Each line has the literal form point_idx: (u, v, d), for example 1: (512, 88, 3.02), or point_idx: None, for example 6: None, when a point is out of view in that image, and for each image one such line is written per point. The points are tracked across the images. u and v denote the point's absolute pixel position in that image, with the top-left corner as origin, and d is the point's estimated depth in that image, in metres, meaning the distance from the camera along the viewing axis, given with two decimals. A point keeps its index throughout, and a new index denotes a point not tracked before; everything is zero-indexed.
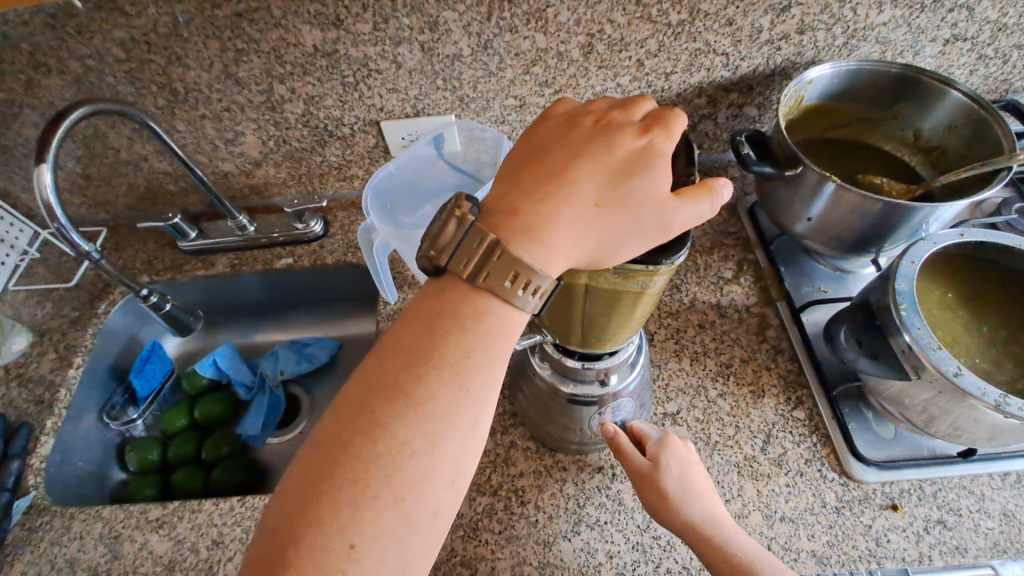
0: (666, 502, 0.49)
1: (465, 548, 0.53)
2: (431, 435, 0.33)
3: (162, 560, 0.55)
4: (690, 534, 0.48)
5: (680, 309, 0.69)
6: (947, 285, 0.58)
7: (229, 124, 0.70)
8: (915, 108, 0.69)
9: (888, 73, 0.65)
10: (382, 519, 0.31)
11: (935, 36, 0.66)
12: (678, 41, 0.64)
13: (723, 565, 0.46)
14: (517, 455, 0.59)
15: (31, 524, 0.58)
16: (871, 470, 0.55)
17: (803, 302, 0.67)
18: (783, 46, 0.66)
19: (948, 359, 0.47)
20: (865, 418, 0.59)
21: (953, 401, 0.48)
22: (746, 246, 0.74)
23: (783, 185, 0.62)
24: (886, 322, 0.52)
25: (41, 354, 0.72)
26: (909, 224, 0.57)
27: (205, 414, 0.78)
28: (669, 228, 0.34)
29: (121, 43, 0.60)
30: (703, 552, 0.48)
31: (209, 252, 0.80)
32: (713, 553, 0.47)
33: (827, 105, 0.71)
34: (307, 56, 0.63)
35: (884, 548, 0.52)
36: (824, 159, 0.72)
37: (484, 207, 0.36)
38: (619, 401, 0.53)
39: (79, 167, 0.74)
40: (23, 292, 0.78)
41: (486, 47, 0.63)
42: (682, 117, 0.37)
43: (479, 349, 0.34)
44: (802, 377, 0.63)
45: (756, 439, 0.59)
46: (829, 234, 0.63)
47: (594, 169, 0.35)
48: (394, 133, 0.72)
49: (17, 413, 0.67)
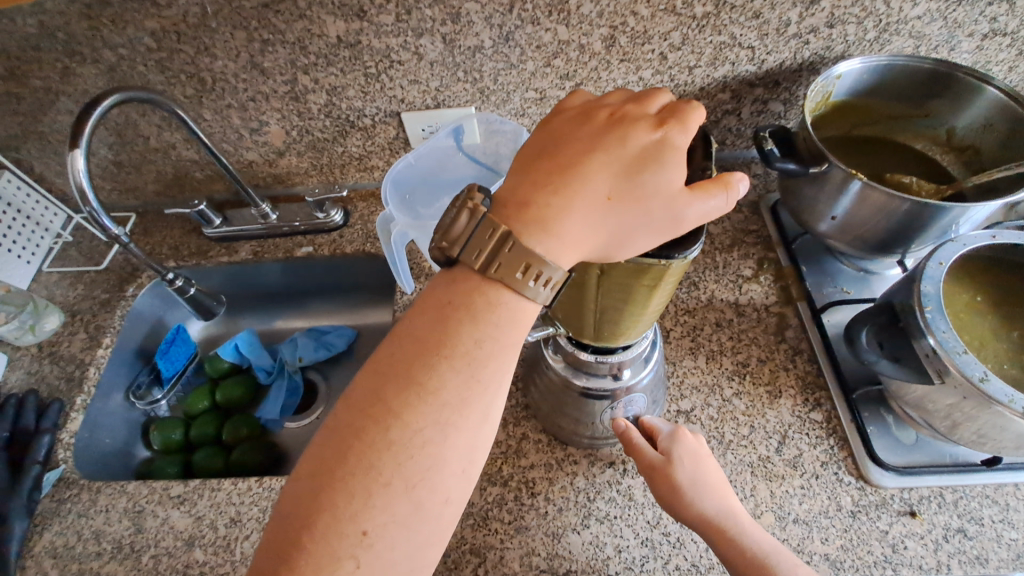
0: (677, 495, 0.49)
1: (475, 536, 0.54)
2: (441, 424, 0.33)
3: (183, 535, 0.57)
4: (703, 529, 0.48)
5: (697, 307, 0.68)
6: (975, 288, 0.56)
7: (254, 114, 0.71)
8: (949, 105, 0.66)
9: (921, 69, 0.63)
10: (394, 507, 0.32)
11: (972, 31, 0.64)
12: (702, 34, 0.63)
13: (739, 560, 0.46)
14: (529, 447, 0.59)
15: (59, 496, 0.60)
16: (890, 475, 0.54)
17: (824, 303, 0.65)
18: (812, 40, 0.64)
19: (974, 364, 0.46)
20: (885, 423, 0.57)
21: (978, 408, 0.47)
22: (767, 244, 0.72)
23: (807, 182, 0.61)
24: (910, 325, 0.50)
25: (72, 334, 0.75)
26: (937, 224, 0.55)
27: (226, 398, 0.80)
28: (681, 223, 0.34)
29: (152, 33, 0.62)
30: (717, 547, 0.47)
31: (233, 239, 0.81)
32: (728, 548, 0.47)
33: (855, 102, 0.69)
34: (331, 47, 0.63)
35: (901, 555, 0.51)
36: (852, 157, 0.70)
37: (496, 198, 0.36)
38: (632, 396, 0.53)
39: (111, 154, 0.77)
40: (57, 274, 0.81)
41: (508, 38, 0.63)
42: (700, 110, 0.36)
43: (491, 340, 0.35)
44: (820, 379, 0.61)
45: (771, 439, 0.58)
46: (853, 234, 0.61)
47: (607, 161, 0.35)
48: (414, 125, 0.72)
49: (49, 389, 0.70)
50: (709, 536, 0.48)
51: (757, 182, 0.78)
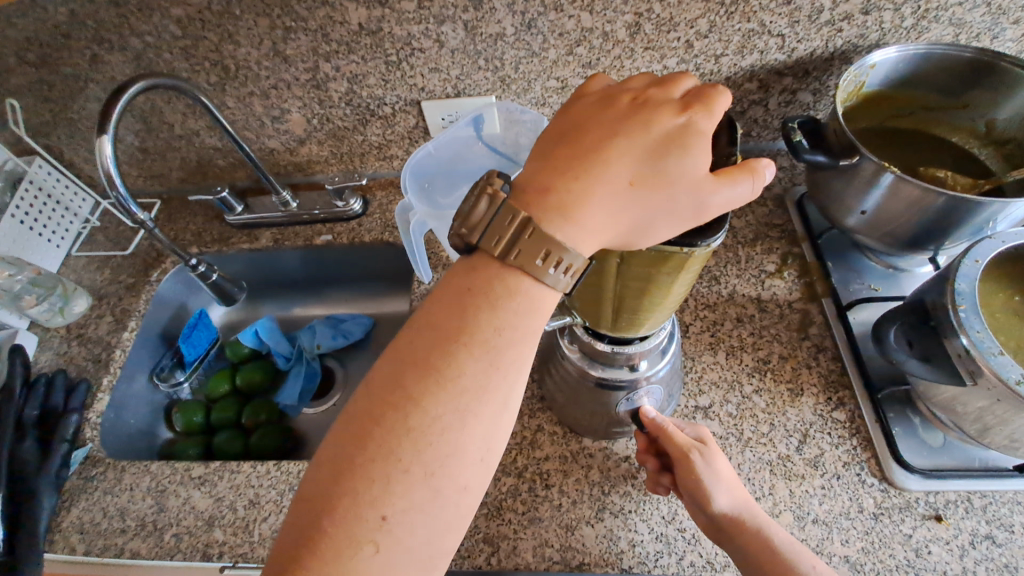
0: (707, 484, 0.48)
1: (489, 526, 0.54)
2: (460, 412, 0.33)
3: (204, 515, 0.58)
4: (728, 522, 0.47)
5: (717, 302, 0.67)
6: (1012, 287, 0.54)
7: (276, 102, 0.72)
8: (990, 95, 0.64)
9: (960, 58, 0.61)
10: (413, 493, 0.32)
11: (1017, 18, 0.61)
12: (730, 21, 0.61)
13: (762, 555, 0.45)
14: (544, 439, 0.59)
15: (87, 473, 0.62)
16: (916, 477, 0.53)
17: (850, 300, 0.64)
18: (845, 28, 0.62)
19: (1010, 366, 0.44)
20: (911, 424, 0.56)
21: (1012, 411, 0.45)
22: (791, 239, 0.71)
23: (836, 175, 0.59)
24: (942, 324, 0.49)
25: (99, 317, 0.77)
26: (973, 220, 0.53)
27: (247, 382, 0.81)
28: (704, 211, 0.33)
29: (178, 21, 0.63)
30: (737, 542, 0.47)
31: (254, 226, 0.82)
32: (750, 544, 0.46)
33: (889, 92, 0.67)
34: (352, 34, 0.63)
35: (924, 560, 0.50)
36: (883, 149, 0.68)
37: (516, 185, 0.35)
38: (649, 388, 0.52)
39: (137, 141, 0.78)
40: (85, 258, 0.83)
41: (530, 26, 0.62)
42: (727, 94, 0.35)
43: (510, 327, 0.34)
44: (844, 378, 0.60)
45: (791, 438, 0.57)
46: (883, 230, 0.59)
47: (630, 147, 0.34)
48: (434, 114, 0.72)
49: (77, 369, 0.72)
50: (732, 531, 0.47)
51: (784, 175, 0.76)
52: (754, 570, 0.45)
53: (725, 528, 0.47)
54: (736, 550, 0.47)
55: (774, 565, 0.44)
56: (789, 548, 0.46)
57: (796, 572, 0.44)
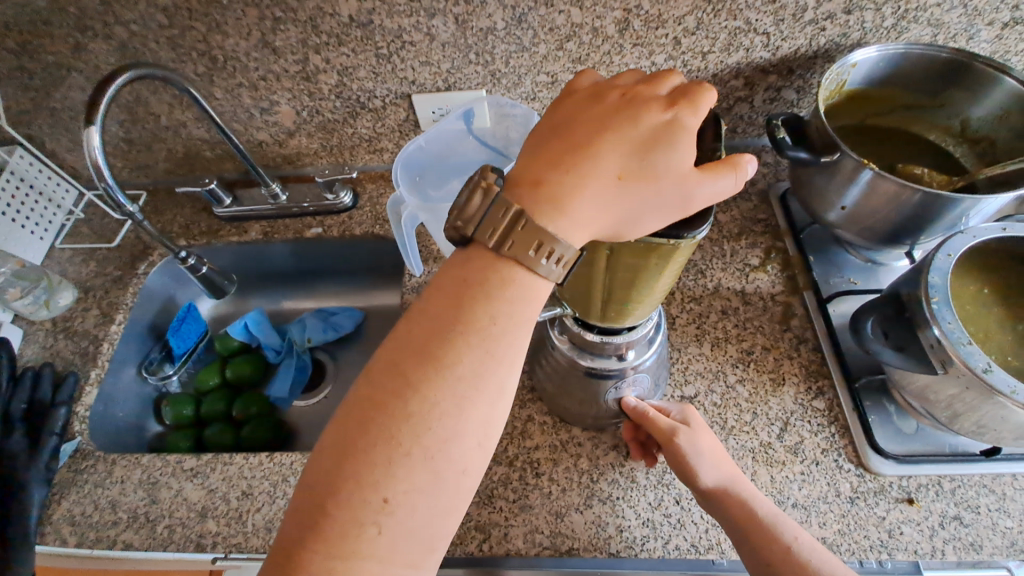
0: (691, 460, 0.50)
1: (480, 514, 0.55)
2: (458, 398, 0.34)
3: (196, 506, 0.58)
4: (718, 496, 0.49)
5: (703, 294, 0.69)
6: (983, 281, 0.56)
7: (265, 94, 0.71)
8: (966, 95, 0.66)
9: (937, 58, 0.63)
10: (413, 476, 0.33)
11: (993, 19, 0.63)
12: (717, 19, 0.63)
13: (746, 526, 0.47)
14: (534, 429, 0.61)
15: (76, 466, 0.62)
16: (889, 463, 0.55)
17: (830, 293, 0.66)
18: (828, 27, 0.64)
19: (978, 355, 0.47)
20: (886, 412, 0.58)
21: (980, 398, 0.47)
22: (775, 234, 0.73)
23: (818, 172, 0.61)
24: (915, 316, 0.51)
25: (85, 309, 0.76)
26: (948, 215, 0.55)
27: (237, 375, 0.81)
28: (690, 202, 0.34)
29: (164, 10, 0.62)
30: (722, 512, 0.49)
31: (243, 219, 0.82)
32: (734, 511, 0.48)
33: (869, 91, 0.69)
34: (342, 27, 0.63)
35: (897, 540, 0.52)
36: (864, 146, 0.70)
37: (509, 179, 0.36)
38: (636, 376, 0.54)
39: (122, 132, 0.77)
40: (70, 250, 0.82)
41: (520, 20, 0.62)
42: (711, 90, 0.36)
43: (506, 315, 0.35)
44: (824, 368, 0.62)
45: (773, 426, 0.59)
46: (862, 225, 0.61)
47: (618, 141, 0.35)
48: (424, 107, 0.72)
49: (64, 362, 0.71)
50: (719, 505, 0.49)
51: (768, 171, 0.77)
52: (738, 537, 0.47)
53: (712, 499, 0.49)
54: (729, 525, 0.48)
55: (758, 532, 0.46)
56: (774, 519, 0.47)
57: (779, 538, 0.46)
